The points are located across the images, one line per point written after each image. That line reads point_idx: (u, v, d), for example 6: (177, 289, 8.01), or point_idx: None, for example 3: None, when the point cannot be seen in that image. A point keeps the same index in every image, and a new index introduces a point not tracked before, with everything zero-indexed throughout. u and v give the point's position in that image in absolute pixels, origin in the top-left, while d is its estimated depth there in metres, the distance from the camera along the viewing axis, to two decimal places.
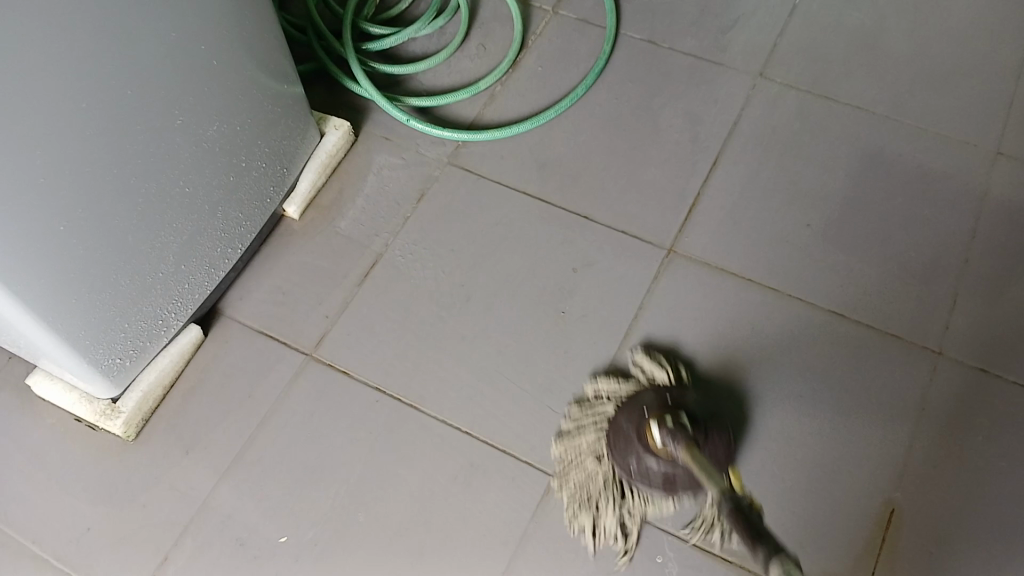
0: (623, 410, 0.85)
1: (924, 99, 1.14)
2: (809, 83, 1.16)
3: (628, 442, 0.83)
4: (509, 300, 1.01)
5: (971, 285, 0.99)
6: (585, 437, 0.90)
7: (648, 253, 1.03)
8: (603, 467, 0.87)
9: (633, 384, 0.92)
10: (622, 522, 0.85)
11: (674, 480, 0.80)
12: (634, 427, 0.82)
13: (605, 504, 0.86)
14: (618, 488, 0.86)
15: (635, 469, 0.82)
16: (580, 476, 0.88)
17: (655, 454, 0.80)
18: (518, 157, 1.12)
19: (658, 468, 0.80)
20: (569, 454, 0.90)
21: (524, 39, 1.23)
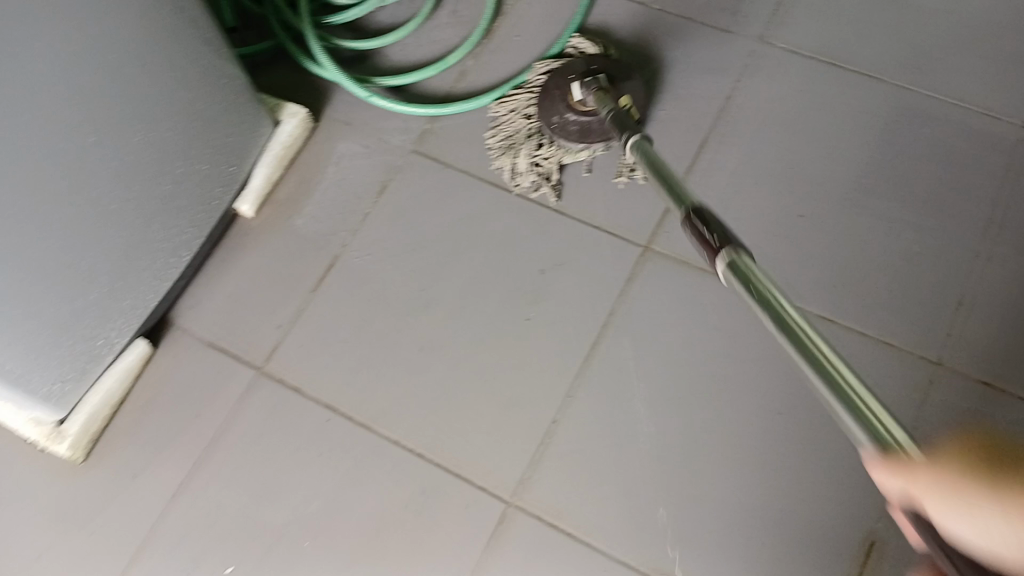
0: (555, 79, 1.01)
1: (945, 64, 1.01)
2: (814, 46, 1.03)
3: (555, 99, 1.00)
4: (471, 305, 0.94)
5: (982, 287, 0.89)
6: (520, 112, 1.03)
7: (622, 249, 0.95)
8: (531, 125, 1.02)
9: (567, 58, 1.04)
10: (541, 165, 1.00)
11: (589, 130, 0.97)
12: (559, 90, 1.00)
13: (537, 153, 1.00)
14: (541, 136, 1.01)
15: (556, 124, 0.99)
16: (510, 129, 1.03)
17: (574, 110, 0.98)
18: (487, 140, 1.03)
19: (576, 120, 0.98)
20: (506, 124, 1.03)
21: (500, 2, 1.11)
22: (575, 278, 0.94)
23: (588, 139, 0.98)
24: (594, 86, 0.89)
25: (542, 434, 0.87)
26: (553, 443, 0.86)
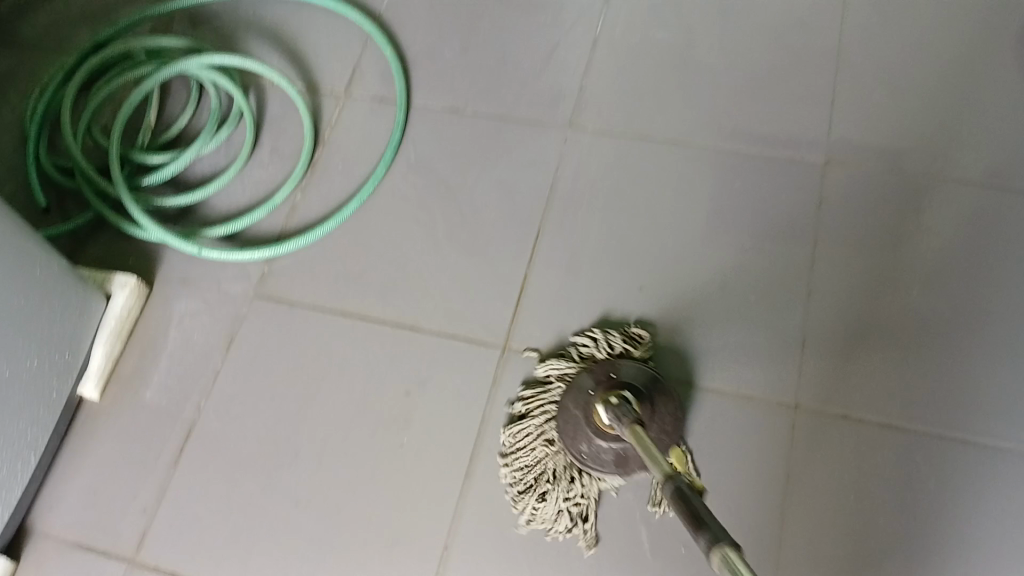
0: (571, 394, 0.85)
1: (745, 115, 1.07)
2: (623, 122, 1.08)
3: (580, 426, 0.83)
4: (341, 443, 0.91)
5: (819, 320, 0.92)
6: (517, 428, 0.89)
7: (480, 355, 0.94)
8: (551, 454, 0.86)
9: (570, 366, 0.90)
10: (571, 508, 0.84)
11: (626, 459, 0.80)
12: (582, 409, 0.84)
13: (546, 477, 0.85)
14: (553, 440, 0.87)
15: (587, 454, 0.82)
16: (528, 463, 0.87)
17: (604, 435, 0.80)
18: (329, 270, 1.02)
19: (609, 446, 0.80)
20: (521, 437, 0.88)
21: (318, 132, 1.12)
22: (441, 393, 0.93)
23: (625, 467, 0.81)
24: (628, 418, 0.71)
25: (438, 560, 0.85)
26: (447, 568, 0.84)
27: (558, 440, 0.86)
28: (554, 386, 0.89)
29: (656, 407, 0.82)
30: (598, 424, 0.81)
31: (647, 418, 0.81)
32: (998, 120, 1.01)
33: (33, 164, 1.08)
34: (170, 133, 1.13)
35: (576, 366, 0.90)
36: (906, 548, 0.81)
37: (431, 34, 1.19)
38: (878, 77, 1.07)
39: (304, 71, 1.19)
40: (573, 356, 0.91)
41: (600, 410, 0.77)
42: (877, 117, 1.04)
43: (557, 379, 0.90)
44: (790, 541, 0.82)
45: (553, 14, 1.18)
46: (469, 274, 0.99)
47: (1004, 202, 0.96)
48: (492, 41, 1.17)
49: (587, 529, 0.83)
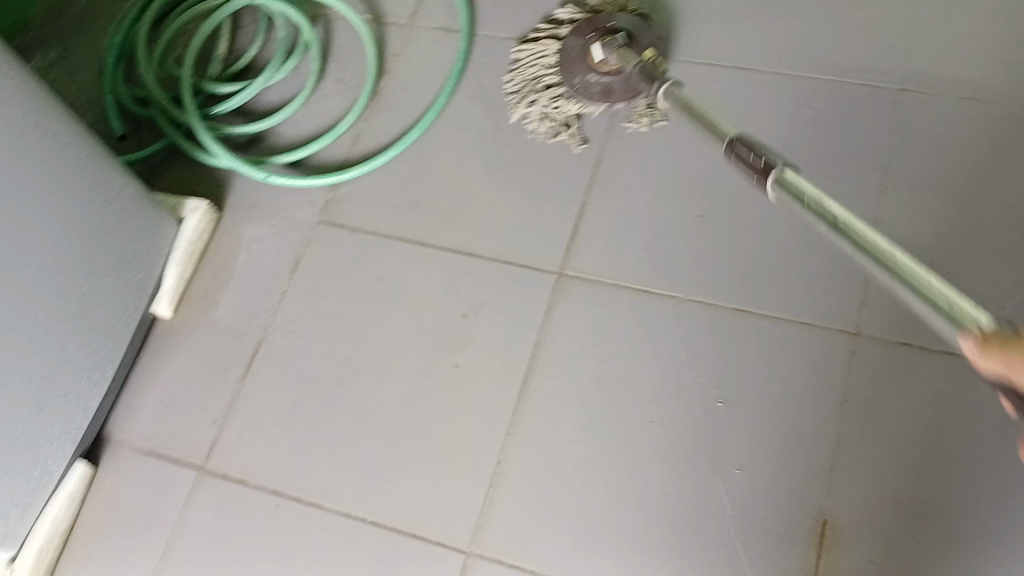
0: (574, 37, 1.05)
1: (819, 39, 1.02)
2: (688, 49, 1.05)
3: (579, 71, 1.03)
4: (399, 364, 0.93)
5: (888, 251, 0.89)
6: (539, 47, 1.07)
7: (535, 281, 0.94)
8: (550, 81, 1.04)
9: (566, 16, 1.08)
10: (557, 114, 1.03)
11: (610, 91, 1.01)
12: (577, 49, 1.04)
13: (545, 86, 1.05)
14: (552, 82, 1.04)
15: (578, 85, 1.03)
16: (530, 73, 1.06)
17: (596, 71, 1.02)
18: (390, 197, 1.03)
19: (598, 81, 1.01)
20: (523, 72, 1.06)
21: (381, 63, 1.13)
22: (496, 318, 0.94)
23: (609, 99, 1.01)
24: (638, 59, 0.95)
25: (490, 477, 0.87)
26: (500, 485, 0.86)
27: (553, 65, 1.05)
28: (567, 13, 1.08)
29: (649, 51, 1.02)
30: (591, 60, 1.02)
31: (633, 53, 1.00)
32: None
33: (111, 94, 1.12)
34: (239, 63, 1.15)
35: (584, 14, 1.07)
36: (975, 482, 0.78)
37: None
38: None
39: (368, 1, 1.19)
40: (586, 11, 1.08)
41: (597, 50, 1.00)
42: (964, 39, 0.98)
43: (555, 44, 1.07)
44: (848, 468, 0.80)
45: None
46: (528, 201, 0.99)
47: None
48: None
49: (560, 125, 1.02)
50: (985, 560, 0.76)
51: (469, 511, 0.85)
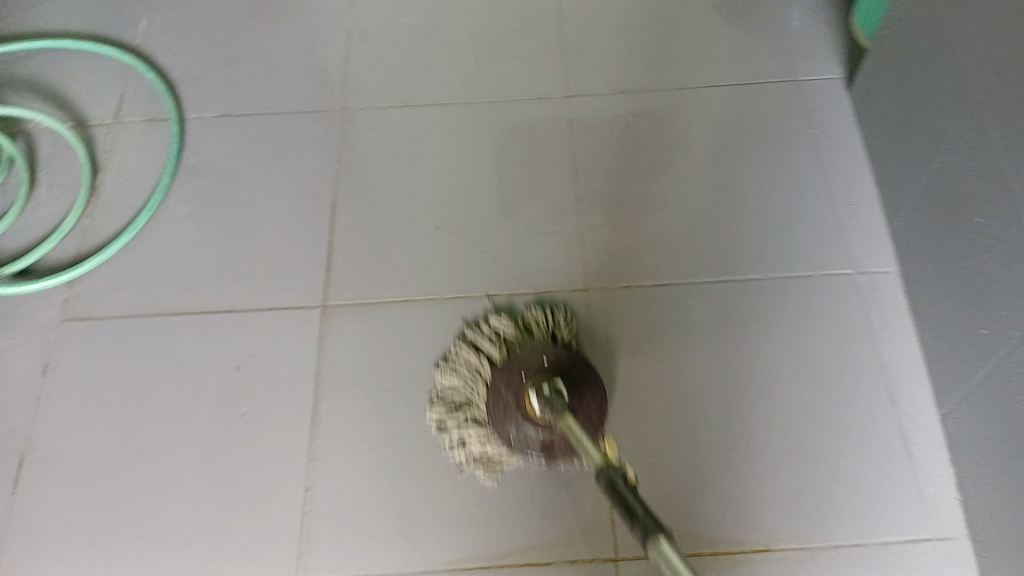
0: (500, 375, 0.87)
1: (494, 69, 1.20)
2: (389, 95, 1.18)
3: (506, 412, 0.85)
4: (185, 429, 0.94)
5: (591, 218, 1.07)
6: (473, 377, 0.94)
7: (301, 319, 1.00)
8: (479, 430, 0.90)
9: (507, 327, 0.96)
10: (483, 449, 0.90)
11: (551, 447, 0.84)
12: (513, 394, 0.85)
13: (474, 434, 0.90)
14: (483, 419, 0.91)
15: (514, 441, 0.85)
16: (471, 374, 0.94)
17: (532, 423, 0.83)
18: (137, 279, 1.04)
19: (536, 435, 0.83)
20: (449, 381, 0.94)
21: (96, 160, 1.14)
22: (272, 360, 0.98)
23: (552, 458, 0.85)
24: (557, 409, 0.76)
25: (303, 501, 0.89)
26: (313, 507, 0.89)
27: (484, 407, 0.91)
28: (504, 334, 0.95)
29: (586, 399, 0.82)
30: (524, 408, 0.83)
31: (574, 403, 0.81)
32: (695, 41, 1.22)
33: None
34: None
35: (518, 333, 0.95)
36: (706, 372, 0.94)
37: (191, 54, 1.24)
38: (598, 21, 1.25)
39: (68, 107, 1.20)
40: (518, 329, 0.95)
41: (534, 401, 0.81)
42: (604, 52, 1.21)
43: (499, 338, 0.95)
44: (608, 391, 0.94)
45: (304, 17, 1.27)
46: (276, 253, 1.05)
47: (714, 99, 1.16)
48: (252, 50, 1.24)
49: (484, 462, 0.90)
50: (728, 429, 0.91)
51: (289, 540, 0.87)
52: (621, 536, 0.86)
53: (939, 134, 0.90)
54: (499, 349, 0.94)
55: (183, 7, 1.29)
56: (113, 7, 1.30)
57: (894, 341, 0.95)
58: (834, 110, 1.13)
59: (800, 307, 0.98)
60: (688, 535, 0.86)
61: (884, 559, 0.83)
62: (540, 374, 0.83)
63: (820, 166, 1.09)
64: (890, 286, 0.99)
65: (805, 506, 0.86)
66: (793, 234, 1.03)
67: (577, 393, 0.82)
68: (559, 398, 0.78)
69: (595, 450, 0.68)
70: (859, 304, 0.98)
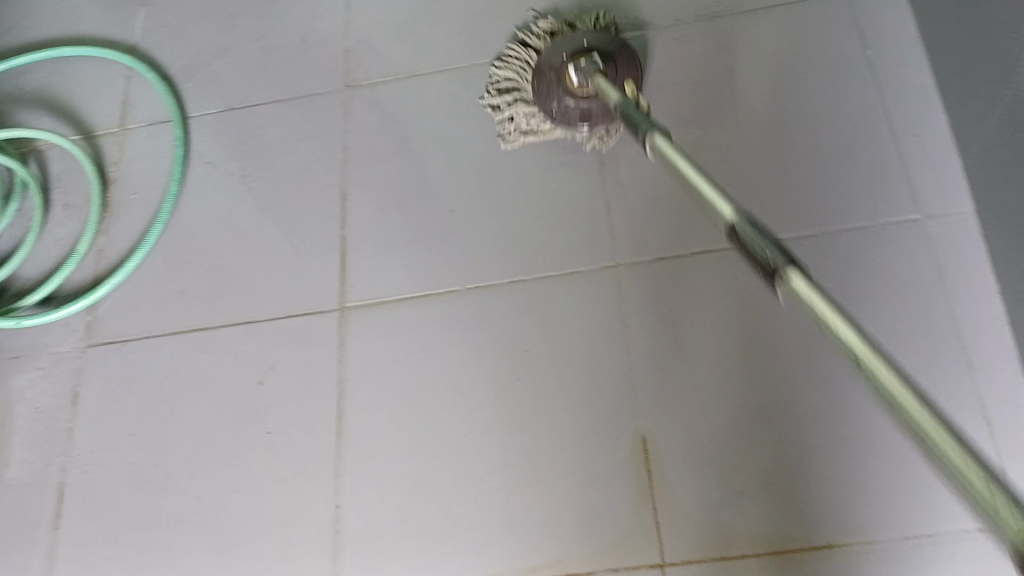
0: (552, 50, 1.01)
1: (504, 24, 1.10)
2: (393, 69, 1.10)
3: (559, 101, 0.99)
4: (212, 451, 0.91)
5: (620, 182, 0.96)
6: (510, 65, 1.05)
7: (318, 325, 0.95)
8: (530, 102, 1.02)
9: (536, 38, 1.06)
10: (529, 126, 1.01)
11: (589, 116, 0.98)
12: (554, 72, 0.99)
13: (525, 101, 1.02)
14: (529, 100, 1.02)
15: (556, 110, 0.99)
16: (508, 74, 1.05)
17: (573, 95, 0.98)
18: (154, 297, 1.01)
19: (575, 106, 0.98)
20: (505, 73, 1.05)
21: (105, 173, 1.11)
22: (292, 373, 0.93)
23: (587, 123, 0.98)
24: (592, 72, 0.93)
25: (332, 525, 0.85)
26: (343, 528, 0.85)
27: (530, 89, 1.02)
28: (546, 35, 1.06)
29: (620, 69, 0.97)
30: (564, 83, 0.98)
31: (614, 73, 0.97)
32: None
33: None
34: None
35: (561, 24, 1.06)
36: (755, 351, 0.85)
37: (188, 49, 1.18)
38: None
39: (73, 119, 1.16)
40: (565, 29, 1.05)
41: (572, 73, 0.96)
42: None
43: (530, 42, 1.06)
44: (647, 382, 0.85)
45: None
46: (289, 257, 1.00)
47: (751, 29, 1.02)
48: (249, 37, 1.17)
49: (528, 133, 1.01)
50: (784, 415, 0.82)
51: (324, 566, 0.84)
52: (668, 545, 0.79)
53: (1014, 52, 0.75)
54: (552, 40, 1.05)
55: None
56: (110, 6, 1.24)
57: (974, 298, 0.83)
58: (892, 26, 0.98)
59: (863, 265, 0.86)
60: (744, 535, 0.78)
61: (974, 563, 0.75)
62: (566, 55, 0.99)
63: (878, 95, 0.95)
64: (967, 232, 0.86)
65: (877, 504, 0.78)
66: (850, 180, 0.90)
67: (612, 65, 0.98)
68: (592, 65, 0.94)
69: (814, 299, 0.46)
70: (931, 257, 0.85)
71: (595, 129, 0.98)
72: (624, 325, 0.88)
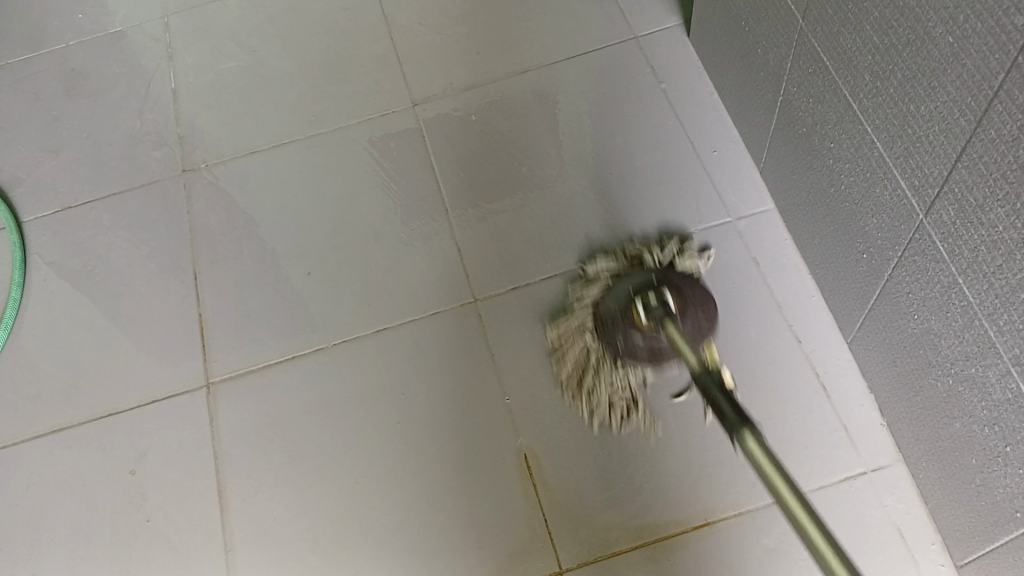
0: (609, 293, 0.87)
1: (333, 96, 1.15)
2: (230, 149, 1.12)
3: (623, 341, 0.83)
4: (89, 550, 0.87)
5: (464, 225, 1.03)
6: (586, 304, 0.91)
7: (186, 404, 0.94)
8: (593, 349, 0.88)
9: (598, 279, 0.93)
10: (620, 398, 0.87)
11: (659, 352, 0.82)
12: (616, 310, 0.84)
13: (591, 349, 0.88)
14: (603, 361, 0.87)
15: (621, 347, 0.83)
16: (570, 326, 0.90)
17: (636, 331, 0.82)
18: (4, 405, 0.97)
19: (643, 342, 0.82)
20: (560, 326, 0.91)
21: None
22: (165, 455, 0.92)
23: (658, 362, 0.83)
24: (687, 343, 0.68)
25: None
26: None
27: (603, 348, 0.87)
28: (603, 270, 0.94)
29: (689, 303, 0.82)
30: (631, 320, 0.82)
31: (680, 300, 0.82)
32: (531, 19, 1.19)
33: None
34: None
35: (621, 261, 0.94)
36: None
37: (13, 154, 1.16)
38: (428, 23, 1.21)
39: None
40: (623, 263, 0.94)
41: (639, 308, 0.80)
42: (442, 53, 1.17)
43: (601, 276, 0.93)
44: (520, 401, 0.90)
45: (125, 89, 1.20)
46: (146, 343, 0.99)
47: (560, 76, 1.13)
48: (77, 135, 1.17)
49: (597, 410, 0.87)
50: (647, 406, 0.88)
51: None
52: (563, 551, 0.82)
53: (777, 66, 0.88)
54: (603, 285, 0.92)
55: None
56: None
57: (788, 279, 0.94)
58: (680, 60, 1.11)
59: (691, 266, 0.96)
60: (631, 527, 0.82)
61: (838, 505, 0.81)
62: (626, 296, 0.85)
63: (677, 120, 1.07)
64: (771, 224, 0.97)
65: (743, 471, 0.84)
66: (667, 196, 1.01)
67: (676, 294, 0.83)
68: (660, 308, 0.78)
69: (728, 405, 0.58)
70: (745, 250, 0.96)
71: (665, 365, 0.84)
72: (491, 352, 0.93)
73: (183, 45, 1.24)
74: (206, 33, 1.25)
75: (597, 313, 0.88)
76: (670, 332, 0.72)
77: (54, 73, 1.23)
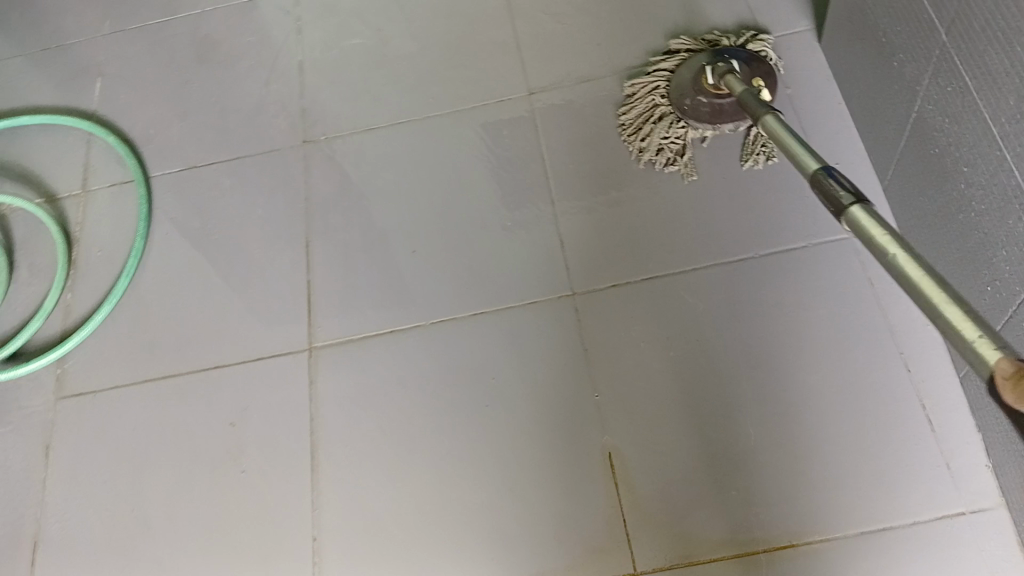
0: (688, 74, 1.06)
1: (452, 78, 1.17)
2: (349, 123, 1.16)
3: (693, 109, 1.03)
4: (188, 493, 0.93)
5: (570, 215, 1.03)
6: (652, 77, 1.08)
7: (288, 365, 0.98)
8: (663, 104, 1.06)
9: (671, 61, 1.09)
10: (669, 145, 1.04)
11: (722, 111, 1.02)
12: (692, 81, 1.05)
13: (662, 108, 1.06)
14: (672, 115, 1.05)
15: (689, 105, 1.04)
16: (648, 101, 1.07)
17: (704, 92, 1.03)
18: (123, 349, 1.03)
19: (707, 100, 1.02)
20: (635, 103, 1.08)
21: (69, 234, 1.13)
22: (264, 413, 0.96)
23: (716, 121, 1.03)
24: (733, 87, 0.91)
25: (313, 561, 0.87)
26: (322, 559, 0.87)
27: (672, 107, 1.05)
28: (677, 57, 1.09)
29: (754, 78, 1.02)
30: (704, 84, 1.02)
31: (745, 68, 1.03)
32: (652, 12, 1.17)
33: None
34: None
35: (702, 44, 1.09)
36: (707, 361, 0.90)
37: (149, 112, 1.23)
38: (552, 11, 1.21)
39: (35, 182, 1.19)
40: (684, 54, 1.09)
41: (709, 75, 1.01)
42: (563, 43, 1.17)
43: (675, 58, 1.09)
44: (610, 399, 0.90)
45: (255, 57, 1.25)
46: (255, 304, 1.03)
47: None
48: (208, 99, 1.22)
49: (675, 156, 1.04)
50: (739, 418, 0.87)
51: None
52: (639, 553, 0.82)
53: (913, 78, 0.85)
54: (680, 60, 1.09)
55: (137, 64, 1.28)
56: (66, 75, 1.28)
57: (902, 303, 0.90)
58: (808, 66, 1.08)
59: (798, 279, 0.93)
60: (711, 538, 0.82)
61: (933, 543, 0.78)
62: (700, 67, 1.05)
63: (798, 126, 1.04)
64: None
65: (835, 496, 0.82)
66: (781, 205, 0.98)
67: (745, 69, 1.03)
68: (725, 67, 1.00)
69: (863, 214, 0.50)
70: (859, 268, 0.93)
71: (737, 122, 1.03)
72: (586, 347, 0.93)
73: (313, 18, 1.28)
74: (336, 7, 1.28)
75: (673, 83, 1.07)
76: (731, 80, 0.94)
77: (192, 38, 1.29)
